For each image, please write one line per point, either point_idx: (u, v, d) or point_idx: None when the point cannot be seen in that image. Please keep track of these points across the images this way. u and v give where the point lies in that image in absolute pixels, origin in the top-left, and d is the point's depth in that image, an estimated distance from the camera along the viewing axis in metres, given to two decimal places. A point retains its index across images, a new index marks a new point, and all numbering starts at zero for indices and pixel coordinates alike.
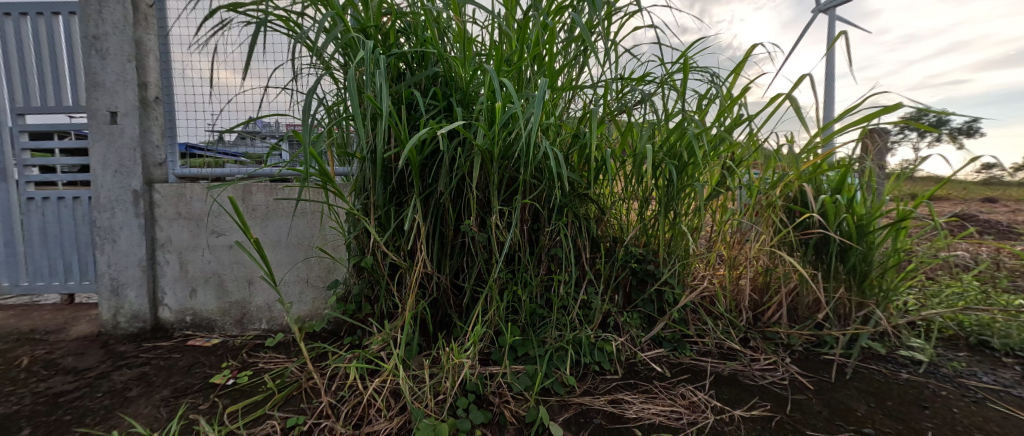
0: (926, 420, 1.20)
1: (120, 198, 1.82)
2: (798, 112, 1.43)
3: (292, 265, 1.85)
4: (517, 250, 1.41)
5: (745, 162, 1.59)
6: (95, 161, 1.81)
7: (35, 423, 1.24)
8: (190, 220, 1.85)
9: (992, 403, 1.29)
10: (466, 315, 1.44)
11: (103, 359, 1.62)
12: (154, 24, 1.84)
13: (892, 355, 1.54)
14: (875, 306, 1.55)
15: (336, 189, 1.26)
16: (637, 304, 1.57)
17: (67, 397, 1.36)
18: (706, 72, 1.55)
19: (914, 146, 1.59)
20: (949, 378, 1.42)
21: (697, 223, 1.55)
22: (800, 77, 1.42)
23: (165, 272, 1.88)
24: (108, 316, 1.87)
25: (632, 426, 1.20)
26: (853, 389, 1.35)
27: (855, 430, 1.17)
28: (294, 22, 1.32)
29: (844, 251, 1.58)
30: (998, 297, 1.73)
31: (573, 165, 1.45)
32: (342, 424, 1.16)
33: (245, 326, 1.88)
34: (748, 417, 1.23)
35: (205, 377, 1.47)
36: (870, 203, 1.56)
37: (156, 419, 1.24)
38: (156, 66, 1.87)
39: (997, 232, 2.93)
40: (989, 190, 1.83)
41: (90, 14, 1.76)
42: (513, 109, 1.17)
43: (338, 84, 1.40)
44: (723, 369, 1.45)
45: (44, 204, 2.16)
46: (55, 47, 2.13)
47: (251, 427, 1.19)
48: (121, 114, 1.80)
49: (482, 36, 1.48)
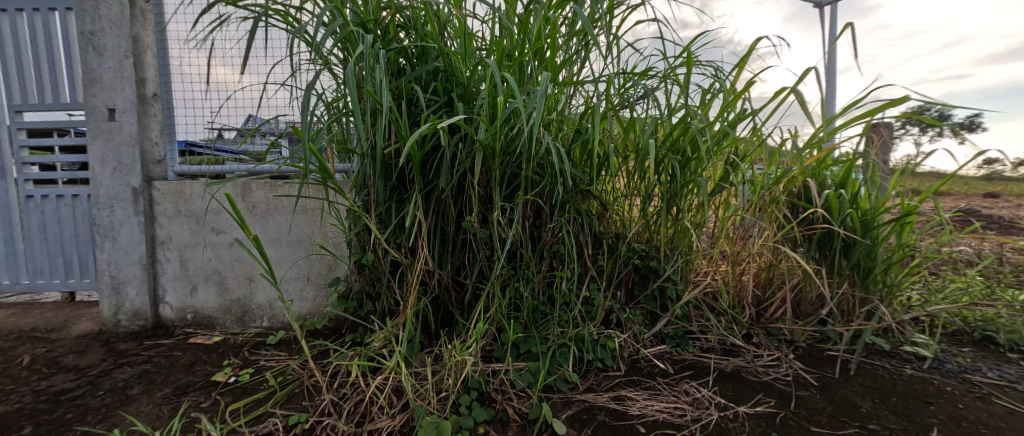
0: (931, 417, 1.19)
1: (119, 196, 1.81)
2: (804, 106, 1.41)
3: (292, 263, 1.84)
4: (519, 247, 1.39)
5: (749, 157, 1.55)
6: (94, 159, 1.80)
7: (36, 422, 1.24)
8: (190, 217, 1.84)
9: (997, 399, 1.28)
10: (468, 312, 1.43)
11: (104, 357, 1.62)
12: (152, 19, 1.83)
13: (896, 351, 1.54)
14: (879, 302, 1.53)
15: (336, 186, 1.25)
16: (639, 300, 1.56)
17: (67, 396, 1.36)
18: (709, 67, 1.54)
19: (916, 140, 1.58)
20: (954, 374, 1.41)
21: (701, 219, 1.53)
22: (806, 69, 1.39)
23: (166, 269, 1.88)
24: (109, 313, 1.86)
25: (636, 423, 1.19)
26: (858, 385, 1.34)
27: (860, 426, 1.16)
28: (293, 17, 1.31)
29: (849, 247, 1.56)
30: (1003, 293, 1.72)
31: (574, 161, 1.44)
32: (344, 422, 1.15)
33: (246, 324, 1.87)
34: (752, 414, 1.22)
35: (206, 375, 1.47)
36: (875, 198, 1.55)
37: (158, 417, 1.24)
38: (154, 62, 1.85)
39: (999, 227, 2.93)
40: (992, 185, 1.82)
41: (86, 10, 1.74)
42: (515, 104, 1.15)
43: (338, 80, 1.38)
44: (726, 365, 1.44)
45: (43, 202, 2.15)
46: (51, 43, 2.11)
47: (252, 426, 1.19)
48: (119, 111, 1.78)
49: (482, 31, 1.47)
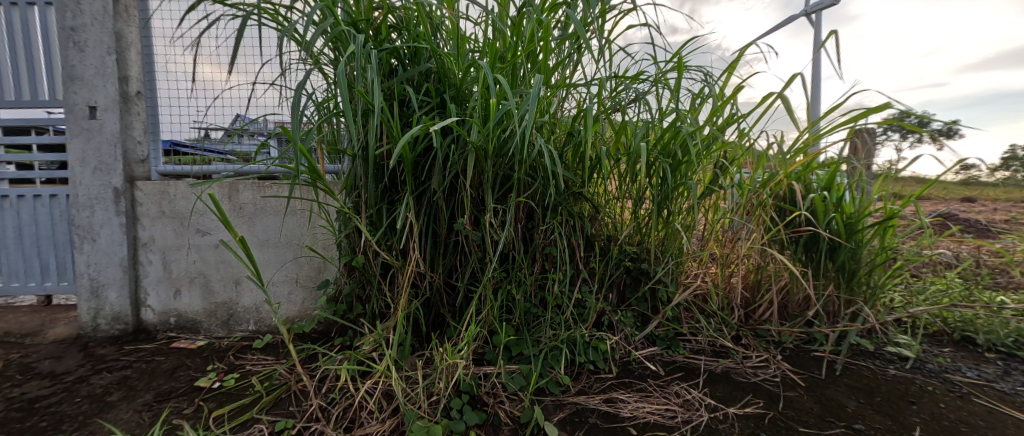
0: (914, 416, 1.22)
1: (100, 196, 1.76)
2: (790, 111, 1.44)
3: (280, 265, 1.81)
4: (511, 249, 1.40)
5: (737, 161, 1.59)
6: (73, 158, 1.75)
7: (8, 431, 1.19)
8: (174, 218, 1.80)
9: (976, 398, 1.31)
10: (460, 314, 1.42)
11: (82, 363, 1.57)
12: (136, 15, 1.78)
13: (880, 351, 1.57)
14: (863, 304, 1.56)
15: (326, 186, 1.23)
16: (630, 302, 1.57)
17: (43, 403, 1.31)
18: (699, 71, 1.56)
19: (897, 146, 1.60)
20: (936, 374, 1.44)
21: (691, 221, 1.56)
22: (792, 75, 1.42)
23: (149, 272, 1.83)
24: (88, 317, 1.81)
25: (628, 425, 1.19)
26: (843, 386, 1.36)
27: (846, 426, 1.18)
28: (283, 15, 1.29)
29: (834, 250, 1.59)
30: (982, 294, 1.76)
31: (567, 163, 1.44)
32: (333, 427, 1.14)
33: (231, 328, 1.83)
34: (742, 414, 1.23)
35: (190, 380, 1.43)
36: (859, 202, 1.58)
37: (139, 425, 1.20)
38: (138, 59, 1.81)
39: (977, 230, 3.01)
40: (971, 190, 1.86)
41: (67, 5, 1.70)
42: (508, 106, 1.14)
43: (328, 80, 1.36)
44: (716, 367, 1.45)
45: (19, 202, 2.07)
46: (30, 38, 2.05)
47: (238, 432, 1.16)
48: (101, 109, 1.74)
49: (475, 33, 1.47)
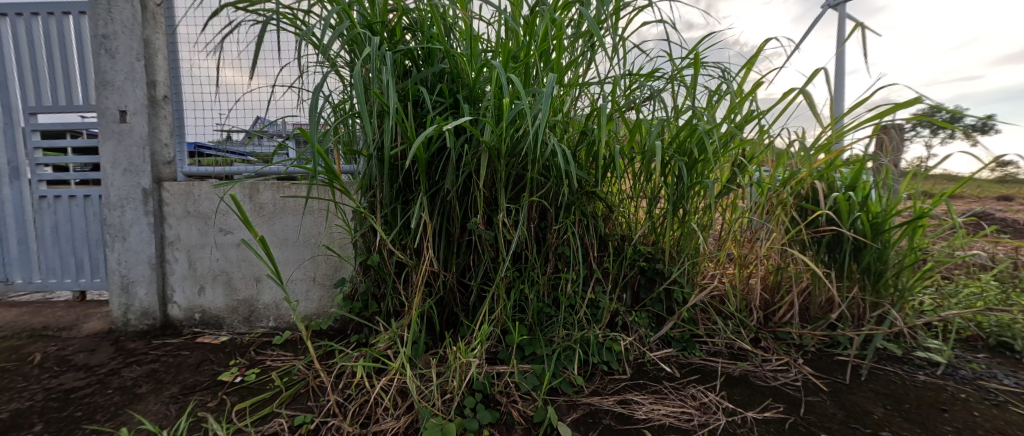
0: (946, 424, 1.17)
1: (130, 197, 1.84)
2: (812, 107, 1.40)
3: (299, 264, 1.85)
4: (524, 249, 1.40)
5: (756, 159, 1.56)
6: (105, 160, 1.83)
7: (46, 420, 1.25)
8: (198, 218, 1.86)
9: (1013, 406, 1.25)
10: (473, 313, 1.43)
11: (113, 356, 1.63)
12: (162, 22, 1.85)
13: (908, 356, 1.51)
14: (890, 307, 1.50)
15: (342, 186, 1.25)
16: (645, 303, 1.55)
17: (78, 394, 1.38)
18: (717, 68, 1.53)
19: (926, 143, 1.54)
20: (969, 380, 1.38)
21: (708, 221, 1.53)
22: (815, 70, 1.38)
23: (175, 269, 1.90)
24: (119, 313, 1.89)
25: (643, 427, 1.18)
26: (869, 391, 1.32)
27: (872, 433, 1.14)
28: (300, 19, 1.31)
29: (859, 250, 1.54)
30: (1020, 298, 1.67)
31: (580, 162, 1.43)
32: (349, 423, 1.16)
33: (253, 324, 1.88)
34: (761, 419, 1.20)
35: (214, 374, 1.48)
36: (886, 201, 1.52)
37: (166, 416, 1.25)
38: (165, 64, 1.88)
39: (1015, 230, 2.86)
40: (1008, 188, 1.77)
41: (99, 13, 1.77)
42: (520, 105, 1.14)
43: (344, 82, 1.38)
44: (734, 370, 1.42)
45: (56, 202, 2.18)
46: (66, 46, 2.15)
47: (258, 425, 1.19)
48: (130, 113, 1.81)
49: (488, 33, 1.47)
